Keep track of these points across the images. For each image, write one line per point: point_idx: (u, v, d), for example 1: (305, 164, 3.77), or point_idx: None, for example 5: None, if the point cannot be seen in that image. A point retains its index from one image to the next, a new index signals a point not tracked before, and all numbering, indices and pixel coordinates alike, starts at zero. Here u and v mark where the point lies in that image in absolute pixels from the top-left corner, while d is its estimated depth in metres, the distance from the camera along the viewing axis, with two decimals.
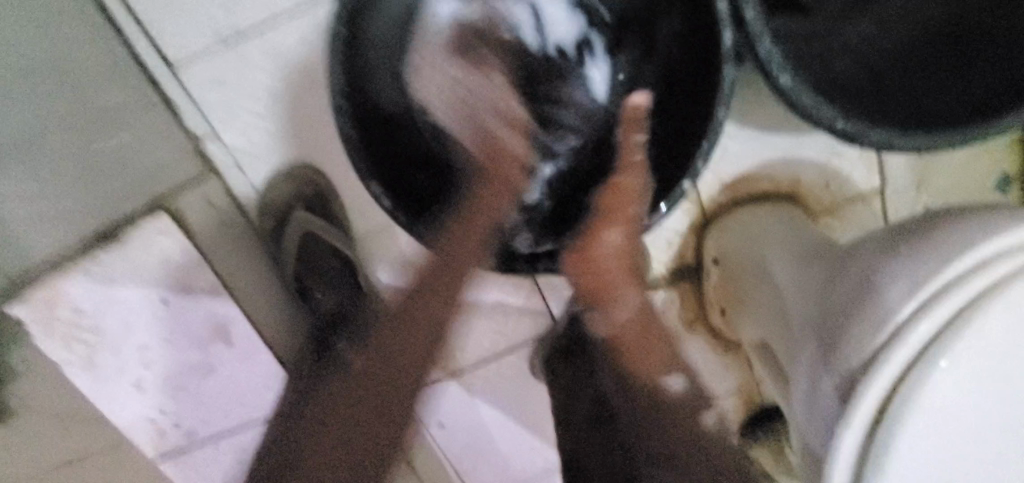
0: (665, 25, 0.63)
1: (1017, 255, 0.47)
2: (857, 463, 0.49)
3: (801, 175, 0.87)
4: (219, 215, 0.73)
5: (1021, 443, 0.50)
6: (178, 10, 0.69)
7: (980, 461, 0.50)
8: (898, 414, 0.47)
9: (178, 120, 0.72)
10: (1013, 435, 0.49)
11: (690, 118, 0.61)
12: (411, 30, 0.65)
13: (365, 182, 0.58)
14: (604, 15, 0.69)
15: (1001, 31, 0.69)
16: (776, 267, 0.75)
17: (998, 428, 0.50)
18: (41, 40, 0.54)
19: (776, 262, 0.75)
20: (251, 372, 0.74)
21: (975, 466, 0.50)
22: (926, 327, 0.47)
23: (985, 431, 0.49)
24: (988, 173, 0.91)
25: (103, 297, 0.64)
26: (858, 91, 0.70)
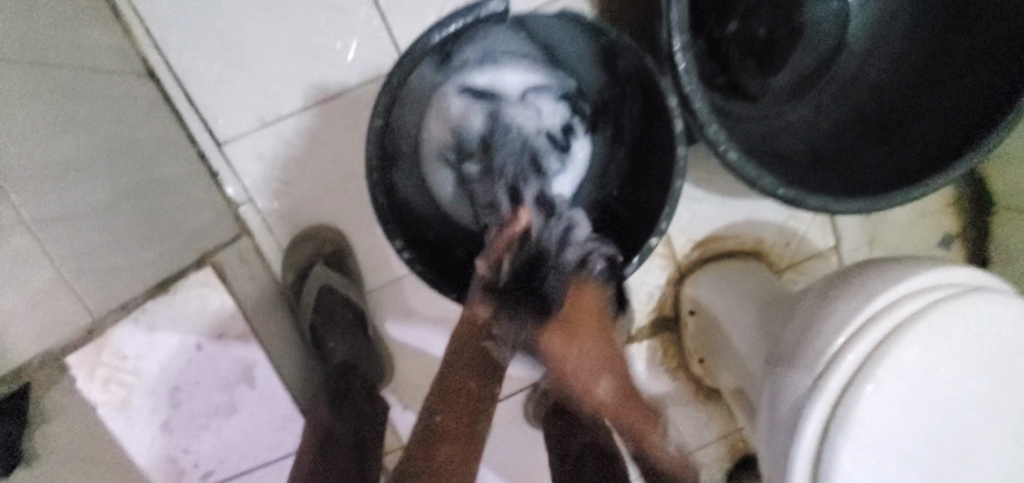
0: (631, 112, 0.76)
1: (923, 297, 0.57)
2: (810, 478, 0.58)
3: (763, 236, 0.98)
4: (248, 269, 0.83)
5: (949, 462, 0.58)
6: (226, 97, 0.82)
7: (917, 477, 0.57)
8: (837, 432, 0.56)
9: (220, 188, 0.84)
10: (941, 454, 0.57)
11: (655, 186, 0.73)
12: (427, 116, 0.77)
13: (390, 238, 0.68)
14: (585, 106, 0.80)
15: (917, 116, 0.82)
16: (741, 316, 0.85)
17: (929, 448, 0.58)
18: (102, 128, 0.66)
19: (741, 311, 0.85)
20: (269, 414, 0.81)
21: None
22: (853, 357, 0.56)
23: (915, 450, 0.57)
24: (930, 232, 1.02)
25: (146, 341, 0.72)
26: (800, 164, 0.83)
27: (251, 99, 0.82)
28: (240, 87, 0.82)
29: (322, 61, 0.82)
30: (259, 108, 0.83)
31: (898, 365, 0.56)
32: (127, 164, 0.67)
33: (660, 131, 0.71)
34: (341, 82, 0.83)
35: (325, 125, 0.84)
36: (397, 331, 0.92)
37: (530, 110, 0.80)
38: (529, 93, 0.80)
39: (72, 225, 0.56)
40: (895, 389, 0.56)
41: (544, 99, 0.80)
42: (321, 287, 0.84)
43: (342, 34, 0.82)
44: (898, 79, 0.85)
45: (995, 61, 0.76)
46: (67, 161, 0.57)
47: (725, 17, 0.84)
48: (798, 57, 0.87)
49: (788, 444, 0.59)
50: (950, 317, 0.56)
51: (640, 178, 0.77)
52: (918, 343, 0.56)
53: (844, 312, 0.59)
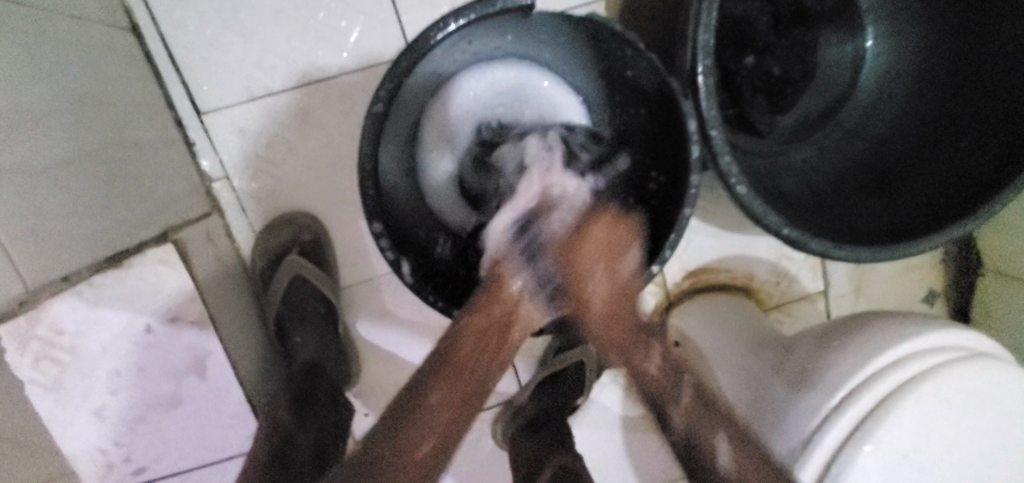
0: (631, 121, 0.73)
1: (943, 352, 0.56)
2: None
3: (755, 272, 0.97)
4: (216, 250, 0.77)
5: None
6: (214, 63, 0.76)
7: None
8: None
9: (194, 160, 0.78)
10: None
11: (664, 214, 0.69)
12: (435, 97, 0.70)
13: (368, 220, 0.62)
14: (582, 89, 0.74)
15: (917, 172, 0.82)
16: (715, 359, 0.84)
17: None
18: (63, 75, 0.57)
19: (716, 350, 0.84)
20: (217, 410, 0.73)
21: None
22: (852, 413, 0.54)
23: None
24: (917, 287, 1.02)
25: (86, 318, 0.64)
26: (802, 205, 0.81)
27: (241, 68, 0.76)
28: (231, 54, 0.76)
29: (322, 39, 0.77)
30: (248, 79, 0.77)
31: (900, 426, 0.53)
32: (95, 122, 0.60)
33: (674, 151, 0.68)
34: (341, 61, 0.78)
35: (317, 106, 0.79)
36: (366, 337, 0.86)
37: (523, 94, 0.74)
38: (526, 83, 0.73)
39: (14, 178, 0.49)
40: (895, 452, 0.53)
41: (536, 83, 0.74)
42: (293, 277, 0.78)
43: (347, 12, 0.77)
44: (907, 131, 0.84)
45: (1005, 124, 0.75)
46: (19, 107, 0.50)
47: (743, 50, 0.84)
48: (806, 100, 0.87)
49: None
50: (953, 381, 0.54)
51: (647, 198, 0.72)
52: (922, 404, 0.53)
53: (846, 366, 0.56)
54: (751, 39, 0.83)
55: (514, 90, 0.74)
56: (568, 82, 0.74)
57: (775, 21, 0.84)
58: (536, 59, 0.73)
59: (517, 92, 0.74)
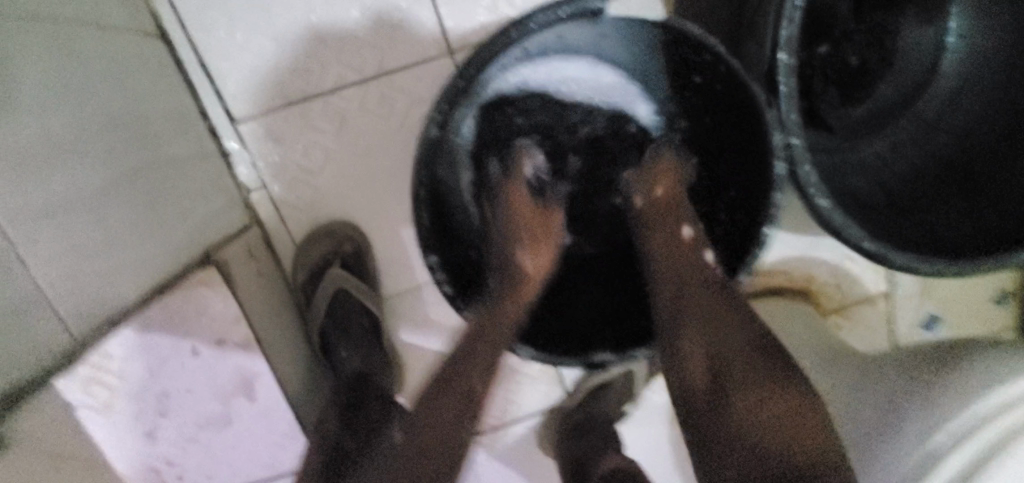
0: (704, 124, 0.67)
1: None
2: None
3: (814, 274, 0.91)
4: (258, 265, 0.74)
5: None
6: (246, 70, 0.72)
7: None
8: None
9: (230, 170, 0.74)
10: None
11: (745, 233, 0.62)
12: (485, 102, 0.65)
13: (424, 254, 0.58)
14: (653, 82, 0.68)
15: (1012, 169, 0.73)
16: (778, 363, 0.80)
17: None
18: (93, 97, 0.53)
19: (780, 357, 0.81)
20: (268, 428, 0.71)
21: None
22: (956, 460, 0.48)
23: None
24: (989, 287, 0.96)
25: (136, 345, 0.62)
26: (875, 210, 0.75)
27: (274, 72, 0.72)
28: (263, 58, 0.71)
29: (360, 39, 0.72)
30: (283, 83, 0.72)
31: None
32: (130, 143, 0.57)
33: (753, 163, 0.61)
34: (379, 62, 0.73)
35: (355, 111, 0.74)
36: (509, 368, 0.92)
37: (572, 84, 0.68)
38: (578, 72, 0.68)
39: (53, 221, 0.45)
40: None
41: (586, 72, 0.68)
42: (336, 290, 0.75)
43: (384, 9, 0.71)
44: (996, 124, 0.76)
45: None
46: (54, 138, 0.46)
47: (818, 39, 0.76)
48: (882, 91, 0.79)
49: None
50: None
51: (719, 213, 0.68)
52: None
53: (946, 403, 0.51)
54: (827, 26, 0.75)
55: (562, 80, 0.68)
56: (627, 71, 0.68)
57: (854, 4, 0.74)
58: (595, 52, 0.66)
59: (566, 83, 0.68)
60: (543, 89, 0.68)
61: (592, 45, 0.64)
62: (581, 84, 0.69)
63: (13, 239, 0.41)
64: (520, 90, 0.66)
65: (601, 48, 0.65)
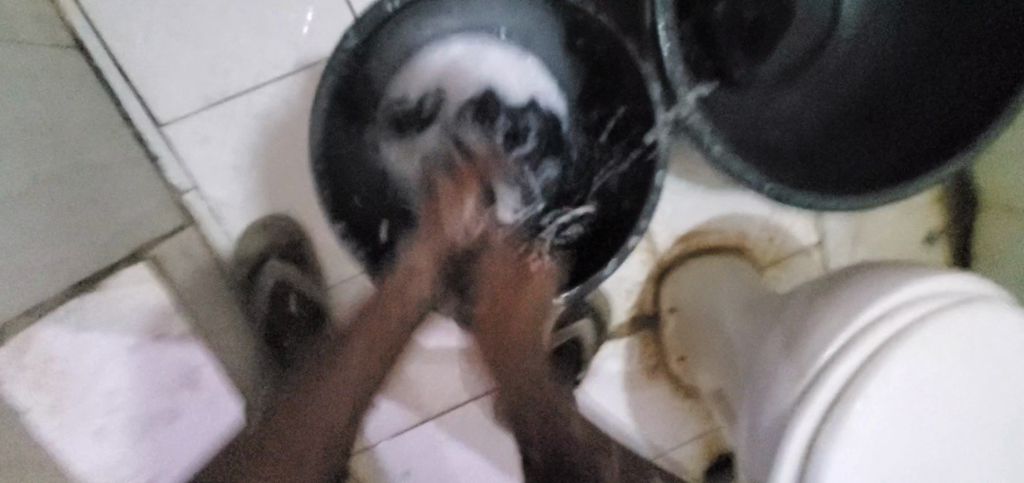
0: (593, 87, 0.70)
1: (929, 299, 0.54)
2: None
3: (746, 230, 0.94)
4: (194, 263, 0.76)
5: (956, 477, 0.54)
6: (166, 74, 0.74)
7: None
8: (831, 437, 0.51)
9: (160, 173, 0.76)
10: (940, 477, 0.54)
11: (627, 181, 0.68)
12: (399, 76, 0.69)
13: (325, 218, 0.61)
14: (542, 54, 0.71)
15: (910, 103, 0.78)
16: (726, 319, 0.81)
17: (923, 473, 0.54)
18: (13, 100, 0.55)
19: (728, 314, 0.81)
20: (215, 419, 0.75)
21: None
22: (842, 370, 0.52)
23: (906, 471, 0.53)
24: (918, 229, 0.99)
25: (71, 343, 0.63)
26: (789, 157, 0.78)
27: (192, 73, 0.75)
28: (182, 61, 0.74)
29: (274, 34, 0.75)
30: (204, 86, 0.75)
31: (888, 380, 0.51)
32: (50, 146, 0.59)
33: (634, 116, 0.66)
34: (296, 57, 0.76)
35: (278, 106, 0.77)
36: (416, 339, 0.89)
37: (486, 61, 0.72)
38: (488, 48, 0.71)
39: None
40: (883, 407, 0.52)
41: (497, 50, 0.72)
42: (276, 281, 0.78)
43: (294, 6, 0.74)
44: (890, 64, 0.81)
45: (997, 48, 0.71)
46: None
47: None
48: (785, 43, 0.83)
49: (773, 450, 0.54)
50: (942, 331, 0.52)
51: (604, 169, 0.71)
52: (911, 355, 0.52)
53: (831, 323, 0.54)
54: None
55: (476, 59, 0.72)
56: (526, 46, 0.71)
57: None
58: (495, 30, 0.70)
59: (483, 59, 0.72)
60: (458, 63, 0.71)
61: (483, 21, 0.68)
62: (495, 62, 0.72)
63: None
64: (436, 69, 0.71)
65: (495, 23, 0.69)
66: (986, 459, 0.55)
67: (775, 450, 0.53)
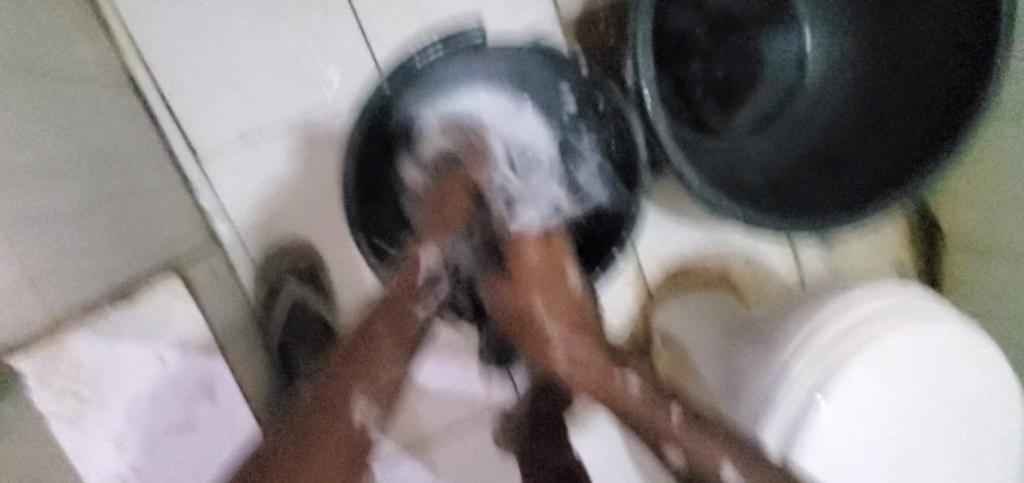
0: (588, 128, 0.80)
1: (868, 310, 0.63)
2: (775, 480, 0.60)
3: (728, 262, 1.01)
4: (219, 283, 0.83)
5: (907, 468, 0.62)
6: (208, 113, 0.84)
7: None
8: (795, 432, 0.60)
9: (195, 201, 0.85)
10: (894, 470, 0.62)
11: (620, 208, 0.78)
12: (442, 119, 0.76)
13: None
14: (544, 103, 0.81)
15: (869, 150, 0.88)
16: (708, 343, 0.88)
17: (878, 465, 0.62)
18: (73, 131, 0.64)
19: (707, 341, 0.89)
20: (229, 431, 0.80)
21: None
22: (803, 364, 0.61)
23: (863, 465, 0.61)
24: (889, 265, 1.07)
25: (106, 350, 0.65)
26: (761, 193, 0.87)
27: (230, 113, 0.84)
28: (222, 102, 0.84)
29: (303, 82, 0.85)
30: (240, 124, 0.84)
31: (844, 373, 0.60)
32: (104, 172, 0.67)
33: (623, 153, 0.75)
34: (324, 101, 0.86)
35: (305, 143, 0.86)
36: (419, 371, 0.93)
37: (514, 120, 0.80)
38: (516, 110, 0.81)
39: (40, 224, 0.55)
40: (842, 396, 0.60)
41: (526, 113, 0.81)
42: (294, 302, 0.86)
43: (325, 57, 0.85)
44: (850, 116, 0.91)
45: (945, 99, 0.82)
46: (37, 160, 0.56)
47: (688, 58, 0.89)
48: (757, 96, 0.93)
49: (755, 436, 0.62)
50: (884, 337, 0.61)
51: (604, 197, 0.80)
52: (858, 360, 0.60)
53: (794, 333, 0.61)
54: (694, 46, 0.89)
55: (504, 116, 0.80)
56: (536, 102, 0.81)
57: (713, 27, 0.89)
58: (507, 85, 0.80)
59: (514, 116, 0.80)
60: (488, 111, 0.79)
61: (489, 71, 0.79)
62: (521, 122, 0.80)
63: (6, 231, 0.50)
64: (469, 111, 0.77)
65: (505, 78, 0.79)
66: (933, 442, 0.63)
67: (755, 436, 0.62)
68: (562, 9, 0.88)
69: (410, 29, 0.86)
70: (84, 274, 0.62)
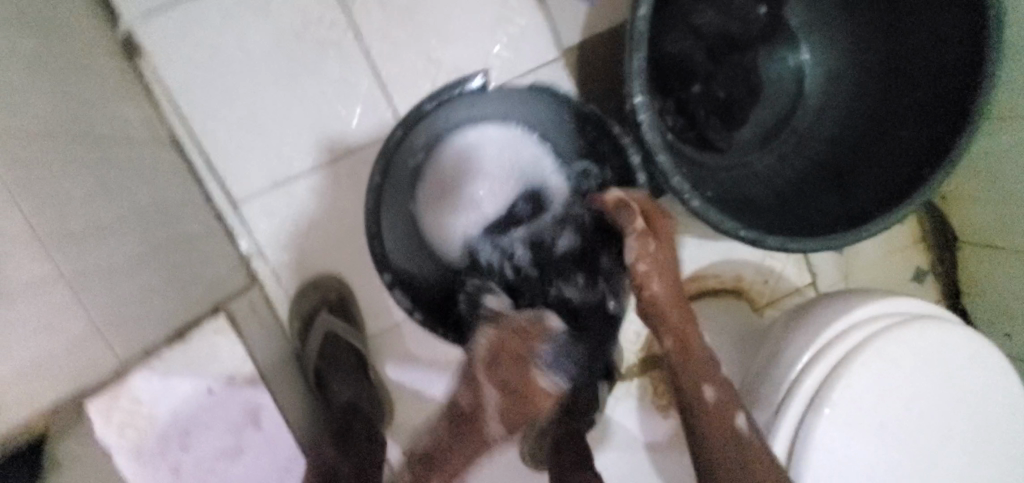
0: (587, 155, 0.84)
1: (876, 320, 0.63)
2: None
3: (741, 274, 1.04)
4: (260, 319, 0.90)
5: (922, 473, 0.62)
6: (242, 162, 0.91)
7: None
8: (807, 444, 0.60)
9: (234, 243, 0.92)
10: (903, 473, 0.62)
11: None
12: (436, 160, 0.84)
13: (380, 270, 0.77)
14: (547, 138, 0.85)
15: (873, 159, 0.90)
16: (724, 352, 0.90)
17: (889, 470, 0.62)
18: (125, 191, 0.71)
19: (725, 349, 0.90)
20: (276, 451, 0.87)
21: None
22: (810, 383, 0.61)
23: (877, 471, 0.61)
24: (905, 268, 1.08)
25: (162, 385, 0.74)
26: (765, 208, 0.90)
27: (261, 160, 0.91)
28: (254, 150, 0.91)
29: (327, 127, 0.92)
30: (272, 171, 0.92)
31: (852, 388, 0.60)
32: (153, 224, 0.74)
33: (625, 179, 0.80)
34: (348, 144, 0.92)
35: (332, 184, 0.93)
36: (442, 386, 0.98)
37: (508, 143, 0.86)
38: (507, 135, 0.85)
39: (102, 280, 0.62)
40: (851, 412, 0.60)
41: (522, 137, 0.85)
42: (326, 332, 0.89)
43: (347, 105, 0.92)
44: (851, 127, 0.93)
45: (949, 111, 0.82)
46: (96, 222, 0.63)
47: (689, 80, 0.94)
48: (758, 113, 0.97)
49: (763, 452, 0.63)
50: (894, 345, 0.61)
51: None
52: (870, 367, 0.61)
53: (800, 343, 0.64)
54: (692, 69, 0.93)
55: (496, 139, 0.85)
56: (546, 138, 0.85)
57: (710, 52, 0.93)
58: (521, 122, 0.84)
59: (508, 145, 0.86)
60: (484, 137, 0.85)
61: (502, 107, 0.82)
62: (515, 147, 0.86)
63: (74, 288, 0.58)
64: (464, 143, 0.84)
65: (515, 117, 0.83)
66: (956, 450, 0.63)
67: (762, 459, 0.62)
68: (563, 43, 0.93)
69: (422, 71, 0.92)
70: (143, 319, 0.69)
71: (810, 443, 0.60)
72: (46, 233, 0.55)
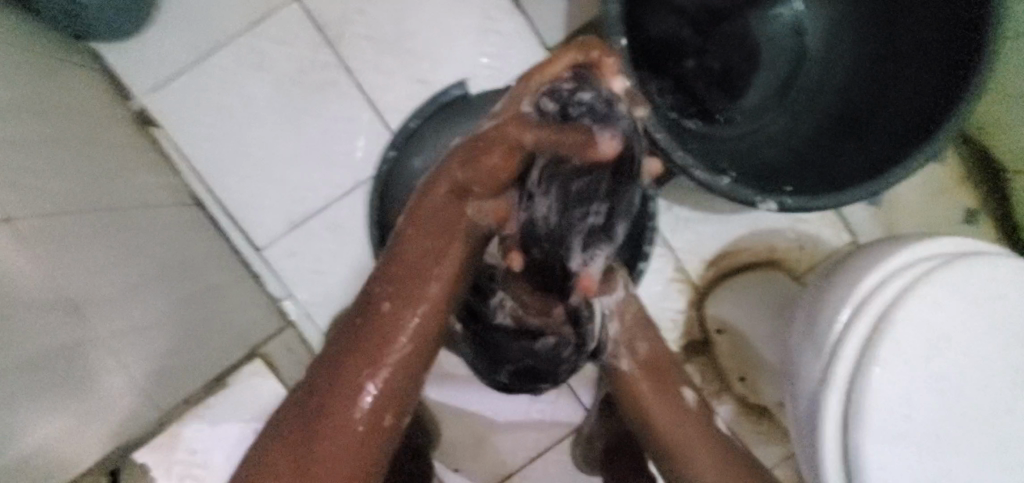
0: None
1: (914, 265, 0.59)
2: (842, 455, 0.58)
3: (775, 243, 1.00)
4: (297, 358, 0.92)
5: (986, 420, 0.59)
6: (261, 209, 0.95)
7: (969, 445, 0.59)
8: (858, 405, 0.57)
9: (263, 288, 0.95)
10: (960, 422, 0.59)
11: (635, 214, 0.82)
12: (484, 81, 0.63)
13: None
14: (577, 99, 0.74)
15: (887, 102, 0.85)
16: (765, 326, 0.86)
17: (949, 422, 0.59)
18: (156, 249, 0.75)
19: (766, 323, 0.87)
20: None
21: (965, 451, 0.59)
22: (852, 340, 0.58)
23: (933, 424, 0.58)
24: (951, 210, 1.01)
25: (211, 434, 0.80)
26: (782, 170, 0.86)
27: (277, 205, 0.95)
28: (270, 197, 0.95)
29: (335, 163, 0.94)
30: (289, 213, 0.95)
31: (898, 340, 0.57)
32: (183, 279, 0.77)
33: None
34: (356, 176, 0.95)
35: (347, 216, 0.95)
36: (484, 401, 0.97)
37: None
38: None
39: (136, 337, 0.65)
40: (901, 366, 0.57)
41: None
42: None
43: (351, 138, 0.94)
44: (860, 73, 0.89)
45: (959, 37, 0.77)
46: (130, 281, 0.67)
47: (680, 58, 0.92)
48: (760, 76, 0.93)
49: (815, 420, 0.59)
50: (935, 288, 0.57)
51: None
52: (912, 315, 0.57)
53: (838, 300, 0.60)
54: (682, 48, 0.92)
55: None
56: None
57: (695, 25, 0.92)
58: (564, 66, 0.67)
59: None
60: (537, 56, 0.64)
61: None
62: None
63: (110, 348, 0.61)
64: None
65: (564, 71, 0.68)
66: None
67: (815, 429, 0.59)
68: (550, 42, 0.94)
69: (416, 94, 0.94)
70: (179, 369, 0.73)
71: (863, 405, 0.56)
72: (82, 297, 0.58)
